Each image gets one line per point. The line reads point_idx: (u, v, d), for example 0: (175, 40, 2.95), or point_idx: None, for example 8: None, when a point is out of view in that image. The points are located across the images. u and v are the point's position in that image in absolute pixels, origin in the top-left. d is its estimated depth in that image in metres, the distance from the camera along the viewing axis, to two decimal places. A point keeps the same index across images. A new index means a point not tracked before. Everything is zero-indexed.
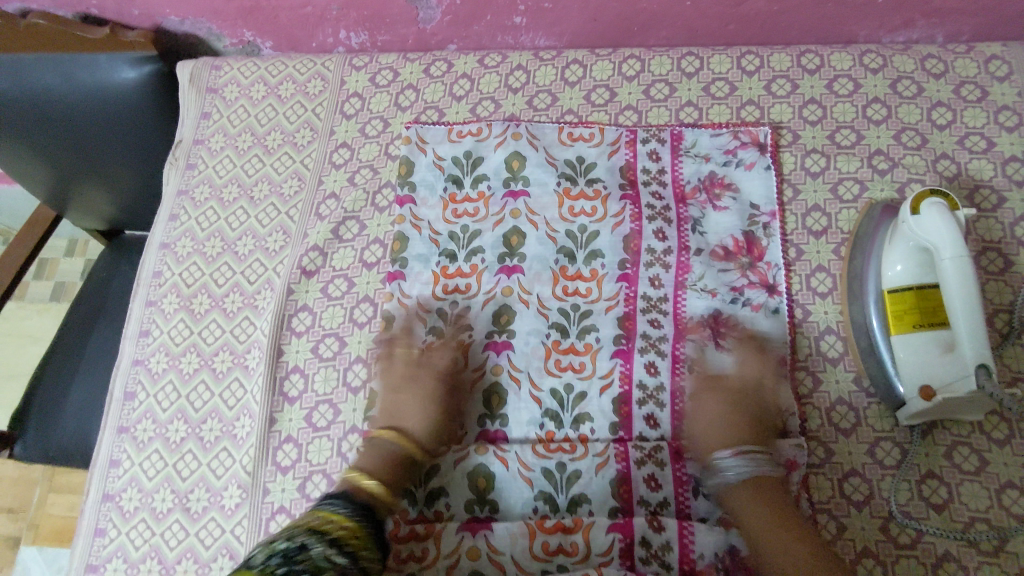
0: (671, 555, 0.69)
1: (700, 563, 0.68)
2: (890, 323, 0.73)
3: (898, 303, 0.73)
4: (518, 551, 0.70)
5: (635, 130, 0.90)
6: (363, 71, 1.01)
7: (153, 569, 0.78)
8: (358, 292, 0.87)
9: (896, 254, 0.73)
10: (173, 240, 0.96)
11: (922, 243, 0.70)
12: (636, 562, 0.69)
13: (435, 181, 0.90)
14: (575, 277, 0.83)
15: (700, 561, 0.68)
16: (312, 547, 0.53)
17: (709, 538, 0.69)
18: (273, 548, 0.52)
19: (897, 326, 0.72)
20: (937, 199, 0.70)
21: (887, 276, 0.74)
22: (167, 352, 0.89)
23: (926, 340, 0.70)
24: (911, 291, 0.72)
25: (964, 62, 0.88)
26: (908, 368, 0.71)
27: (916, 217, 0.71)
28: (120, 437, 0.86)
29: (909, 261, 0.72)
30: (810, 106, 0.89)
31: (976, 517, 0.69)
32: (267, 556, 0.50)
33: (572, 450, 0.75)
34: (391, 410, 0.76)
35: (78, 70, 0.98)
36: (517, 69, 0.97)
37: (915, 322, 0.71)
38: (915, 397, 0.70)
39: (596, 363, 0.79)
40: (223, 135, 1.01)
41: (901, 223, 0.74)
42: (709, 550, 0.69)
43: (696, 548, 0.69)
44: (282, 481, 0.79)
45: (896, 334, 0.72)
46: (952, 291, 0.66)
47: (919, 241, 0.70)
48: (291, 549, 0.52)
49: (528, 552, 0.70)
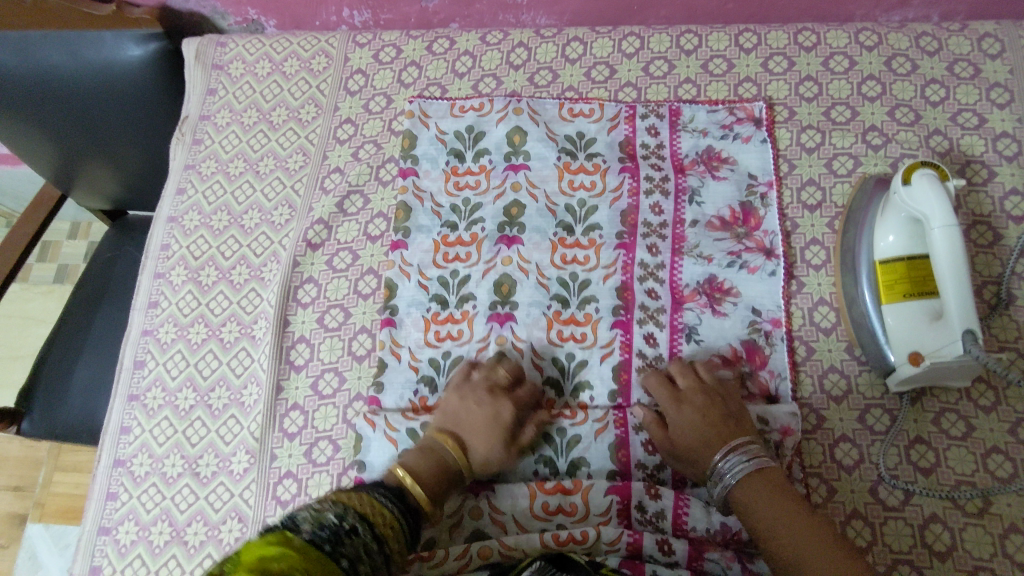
0: (665, 520, 0.72)
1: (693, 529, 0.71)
2: (881, 293, 0.75)
3: (889, 273, 0.74)
4: (519, 511, 0.73)
5: (634, 106, 0.92)
6: (366, 48, 1.02)
7: (165, 531, 0.81)
8: (362, 264, 0.89)
9: (888, 225, 0.75)
10: (180, 214, 0.98)
11: (914, 213, 0.72)
12: (632, 521, 0.72)
13: (438, 155, 0.92)
14: (573, 246, 0.85)
15: (693, 530, 0.71)
16: (355, 528, 0.54)
17: (702, 516, 0.71)
18: (320, 519, 0.53)
19: (888, 295, 0.74)
20: (927, 170, 0.72)
21: (879, 246, 0.76)
22: (175, 322, 0.91)
23: (916, 309, 0.72)
24: (902, 261, 0.74)
25: (958, 39, 0.89)
26: (898, 336, 0.73)
27: (908, 187, 0.72)
28: (130, 405, 0.88)
29: (901, 232, 0.74)
30: (806, 83, 0.90)
31: (962, 480, 0.72)
32: (314, 527, 0.51)
33: (574, 416, 0.78)
34: (449, 412, 0.75)
35: (85, 48, 0.98)
36: (519, 47, 0.98)
37: (905, 291, 0.73)
38: (905, 363, 0.72)
39: (597, 333, 0.81)
40: (229, 111, 1.03)
41: (894, 195, 0.75)
42: (701, 524, 0.71)
43: (689, 520, 0.71)
44: (289, 447, 0.81)
45: (887, 303, 0.74)
46: (942, 260, 0.68)
47: (911, 211, 0.72)
48: (338, 524, 0.53)
49: (529, 511, 0.73)
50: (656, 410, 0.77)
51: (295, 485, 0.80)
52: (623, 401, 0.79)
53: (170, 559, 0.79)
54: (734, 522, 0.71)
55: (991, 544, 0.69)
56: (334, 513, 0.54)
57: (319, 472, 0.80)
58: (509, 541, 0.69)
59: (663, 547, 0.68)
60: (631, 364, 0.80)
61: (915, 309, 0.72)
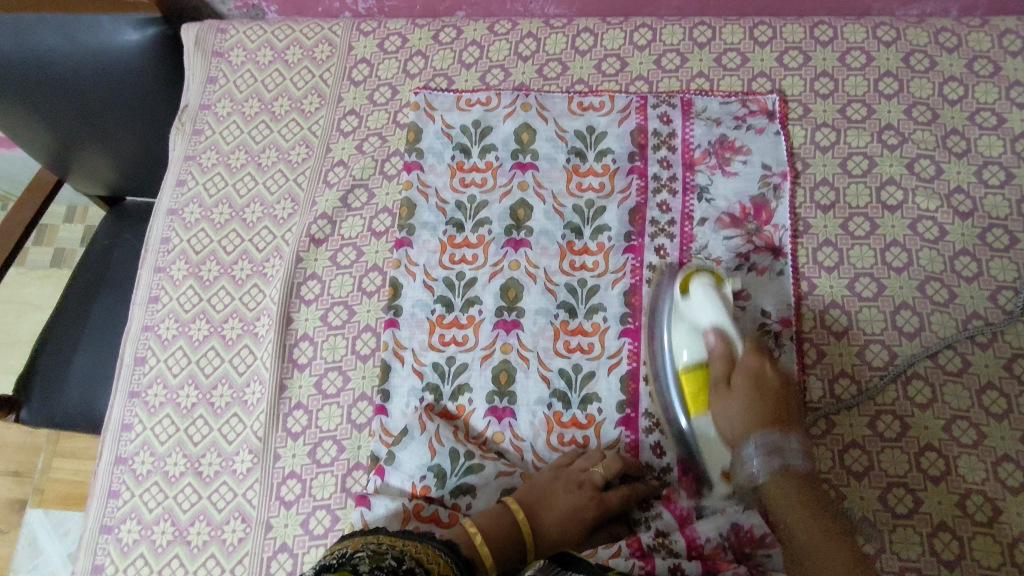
0: (678, 542, 0.70)
1: (707, 547, 0.69)
2: (690, 404, 0.74)
3: (693, 380, 0.74)
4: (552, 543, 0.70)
5: (645, 97, 0.90)
6: (370, 37, 1.00)
7: (167, 531, 0.80)
8: (367, 261, 0.88)
9: (686, 322, 0.76)
10: (180, 206, 0.96)
11: (699, 324, 0.75)
12: (645, 550, 0.70)
13: (443, 149, 0.90)
14: (582, 252, 0.84)
15: (707, 544, 0.70)
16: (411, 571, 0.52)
17: (711, 524, 0.70)
18: (379, 561, 0.52)
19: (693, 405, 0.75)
20: (703, 278, 0.75)
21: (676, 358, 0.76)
22: (176, 319, 0.90)
23: (717, 414, 0.72)
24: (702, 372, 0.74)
25: (978, 36, 0.87)
26: (708, 452, 0.73)
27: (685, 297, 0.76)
28: (131, 401, 0.87)
29: (694, 345, 0.75)
30: (822, 79, 0.88)
31: (973, 489, 0.71)
32: (372, 568, 0.51)
33: (585, 444, 0.77)
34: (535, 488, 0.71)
35: (81, 32, 0.92)
36: (528, 37, 0.96)
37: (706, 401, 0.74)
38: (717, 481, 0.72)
39: (605, 342, 0.80)
40: (229, 100, 1.00)
41: (675, 308, 0.77)
42: (713, 533, 0.70)
43: (701, 534, 0.70)
44: (293, 447, 0.80)
45: (696, 415, 0.73)
46: (736, 351, 0.74)
47: (695, 322, 0.75)
48: (394, 566, 0.52)
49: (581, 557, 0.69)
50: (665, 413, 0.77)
51: (299, 486, 0.79)
52: (631, 411, 0.77)
53: (173, 559, 0.79)
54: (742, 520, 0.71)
55: (1000, 553, 0.68)
56: (392, 558, 0.53)
57: (324, 473, 0.79)
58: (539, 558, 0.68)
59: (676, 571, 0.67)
60: (639, 372, 0.79)
61: (716, 415, 0.72)
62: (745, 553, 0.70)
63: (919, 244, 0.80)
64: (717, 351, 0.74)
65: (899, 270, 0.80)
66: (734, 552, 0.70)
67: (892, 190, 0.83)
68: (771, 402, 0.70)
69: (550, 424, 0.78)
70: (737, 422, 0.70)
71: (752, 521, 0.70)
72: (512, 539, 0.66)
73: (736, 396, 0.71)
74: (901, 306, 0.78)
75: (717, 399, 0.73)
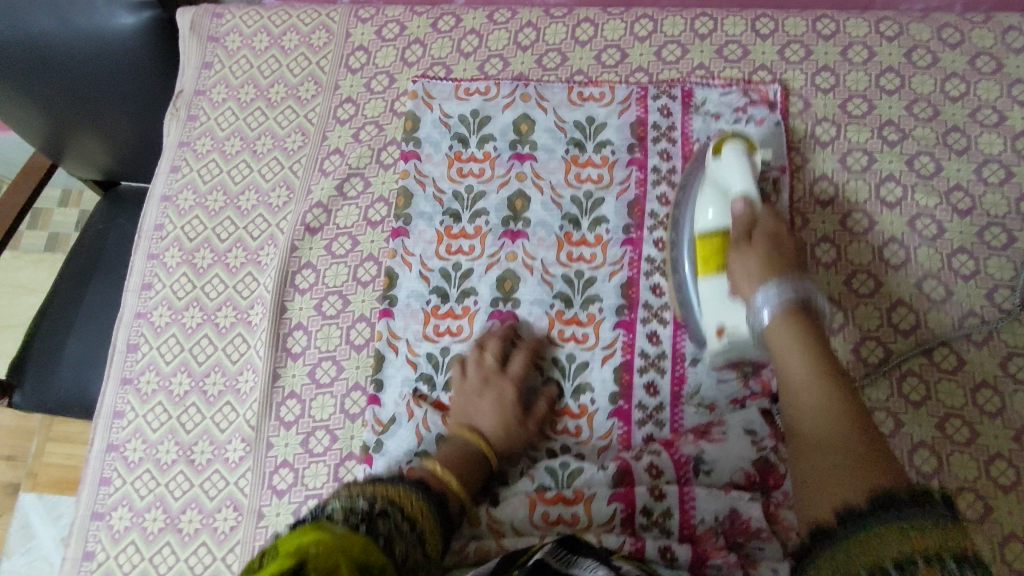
0: (672, 522, 0.67)
1: (699, 528, 0.66)
2: (700, 265, 0.73)
3: (708, 241, 0.73)
4: (518, 521, 0.69)
5: (646, 87, 0.89)
6: (369, 24, 0.99)
7: (159, 519, 0.80)
8: (362, 251, 0.87)
9: (714, 188, 0.74)
10: (174, 192, 0.95)
11: (727, 188, 0.73)
12: (636, 529, 0.67)
13: (441, 139, 0.90)
14: (579, 243, 0.84)
15: (700, 526, 0.66)
16: (386, 513, 0.52)
17: (708, 504, 0.66)
18: (353, 505, 0.51)
19: (703, 268, 0.73)
20: (736, 143, 0.74)
21: (699, 221, 0.74)
22: (169, 306, 0.89)
23: (732, 270, 0.69)
24: (720, 234, 0.72)
25: (981, 32, 0.87)
26: (709, 307, 0.72)
27: (717, 160, 0.75)
28: (123, 389, 0.86)
29: (719, 206, 0.73)
30: (823, 74, 0.88)
31: (964, 487, 0.71)
32: (348, 512, 0.50)
33: (577, 434, 0.77)
34: (458, 408, 0.76)
35: (75, 15, 0.91)
36: (527, 26, 0.95)
37: (722, 259, 0.71)
38: (711, 335, 0.72)
39: (599, 333, 0.80)
40: (225, 86, 0.99)
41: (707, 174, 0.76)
42: (709, 515, 0.66)
43: (696, 513, 0.66)
44: (286, 436, 0.80)
45: (704, 276, 0.72)
46: (757, 216, 0.72)
47: (722, 185, 0.73)
48: (370, 508, 0.52)
49: (528, 522, 0.69)
50: (659, 407, 0.76)
51: (291, 475, 0.79)
52: (625, 403, 0.77)
53: (164, 547, 0.79)
54: (742, 507, 0.66)
55: (990, 550, 0.68)
56: (365, 499, 0.53)
57: (316, 462, 0.79)
58: (498, 514, 0.69)
59: (666, 552, 0.63)
60: (633, 364, 0.78)
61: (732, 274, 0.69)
62: (737, 543, 0.65)
63: (917, 242, 0.80)
64: (742, 214, 0.71)
65: (896, 267, 0.79)
66: (725, 539, 0.65)
67: (892, 186, 0.82)
68: (787, 262, 0.68)
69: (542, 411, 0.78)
70: (757, 273, 0.67)
71: (752, 513, 0.66)
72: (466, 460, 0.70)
73: (756, 249, 0.68)
74: (897, 304, 0.78)
75: (734, 254, 0.70)
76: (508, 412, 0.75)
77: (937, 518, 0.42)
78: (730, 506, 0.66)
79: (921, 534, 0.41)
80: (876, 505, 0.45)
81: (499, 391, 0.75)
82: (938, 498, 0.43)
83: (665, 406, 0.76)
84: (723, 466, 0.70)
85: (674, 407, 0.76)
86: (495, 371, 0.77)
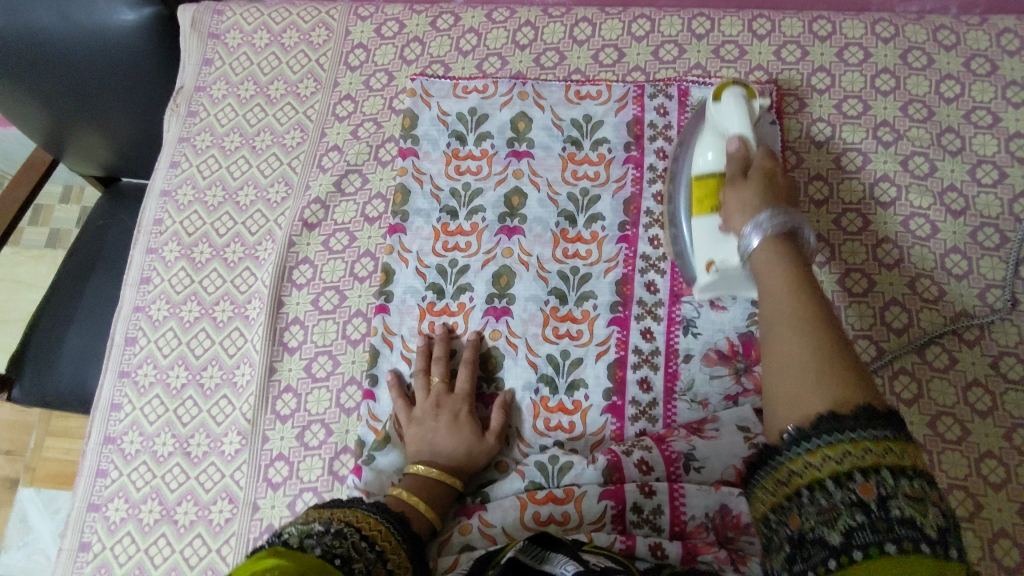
0: (662, 518, 0.67)
1: (690, 524, 0.66)
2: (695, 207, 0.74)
3: (703, 183, 0.73)
4: (509, 522, 0.69)
5: (642, 86, 0.89)
6: (368, 22, 1.00)
7: (155, 510, 0.80)
8: (360, 247, 0.88)
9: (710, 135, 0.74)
10: (173, 187, 0.96)
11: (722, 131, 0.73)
12: (627, 526, 0.67)
13: (439, 136, 0.90)
14: (575, 240, 0.84)
15: (690, 521, 0.66)
16: (342, 533, 0.51)
17: (699, 501, 0.67)
18: (308, 530, 0.50)
19: (698, 208, 0.73)
20: (735, 88, 0.73)
21: (698, 164, 0.74)
22: (167, 299, 0.90)
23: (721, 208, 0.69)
24: (714, 177, 0.72)
25: (977, 34, 0.87)
26: (702, 245, 0.72)
27: (716, 105, 0.74)
28: (121, 381, 0.87)
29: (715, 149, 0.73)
30: (819, 74, 0.88)
31: (954, 484, 0.71)
32: (302, 537, 0.48)
33: (571, 429, 0.77)
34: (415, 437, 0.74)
35: (76, 10, 0.91)
36: (526, 25, 0.95)
37: (715, 201, 0.71)
38: (705, 273, 0.72)
39: (593, 330, 0.80)
40: (225, 82, 1.00)
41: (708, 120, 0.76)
42: (699, 511, 0.66)
43: (687, 510, 0.67)
44: (281, 430, 0.81)
45: (699, 216, 0.73)
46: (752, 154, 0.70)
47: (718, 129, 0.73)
48: (325, 531, 0.50)
49: (520, 523, 0.68)
50: (652, 403, 0.77)
51: (286, 468, 0.79)
52: (618, 399, 0.77)
53: (159, 538, 0.79)
54: (733, 503, 0.66)
55: (979, 547, 0.69)
56: (321, 522, 0.51)
57: (311, 456, 0.79)
58: (489, 517, 0.69)
59: (656, 550, 0.63)
60: (626, 361, 0.79)
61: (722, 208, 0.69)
62: (727, 537, 0.65)
63: (910, 241, 0.80)
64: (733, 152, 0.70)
65: (889, 266, 0.80)
66: (716, 534, 0.66)
67: (886, 186, 0.83)
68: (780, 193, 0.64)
69: (535, 408, 0.79)
70: (749, 204, 0.64)
71: (743, 508, 0.66)
72: (435, 482, 0.69)
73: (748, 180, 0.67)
74: (891, 302, 0.78)
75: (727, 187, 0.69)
76: (464, 428, 0.73)
77: (880, 434, 0.43)
78: (721, 502, 0.66)
79: (863, 455, 0.42)
80: (818, 421, 0.45)
81: (449, 411, 0.74)
82: (885, 415, 0.44)
83: (658, 403, 0.77)
84: (714, 462, 0.70)
85: (667, 404, 0.77)
86: (444, 393, 0.76)
